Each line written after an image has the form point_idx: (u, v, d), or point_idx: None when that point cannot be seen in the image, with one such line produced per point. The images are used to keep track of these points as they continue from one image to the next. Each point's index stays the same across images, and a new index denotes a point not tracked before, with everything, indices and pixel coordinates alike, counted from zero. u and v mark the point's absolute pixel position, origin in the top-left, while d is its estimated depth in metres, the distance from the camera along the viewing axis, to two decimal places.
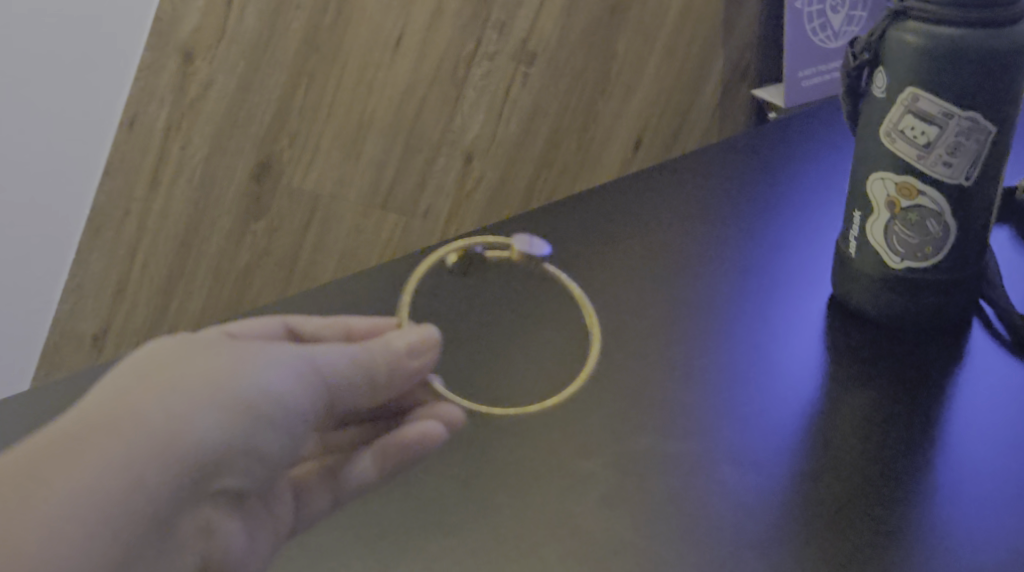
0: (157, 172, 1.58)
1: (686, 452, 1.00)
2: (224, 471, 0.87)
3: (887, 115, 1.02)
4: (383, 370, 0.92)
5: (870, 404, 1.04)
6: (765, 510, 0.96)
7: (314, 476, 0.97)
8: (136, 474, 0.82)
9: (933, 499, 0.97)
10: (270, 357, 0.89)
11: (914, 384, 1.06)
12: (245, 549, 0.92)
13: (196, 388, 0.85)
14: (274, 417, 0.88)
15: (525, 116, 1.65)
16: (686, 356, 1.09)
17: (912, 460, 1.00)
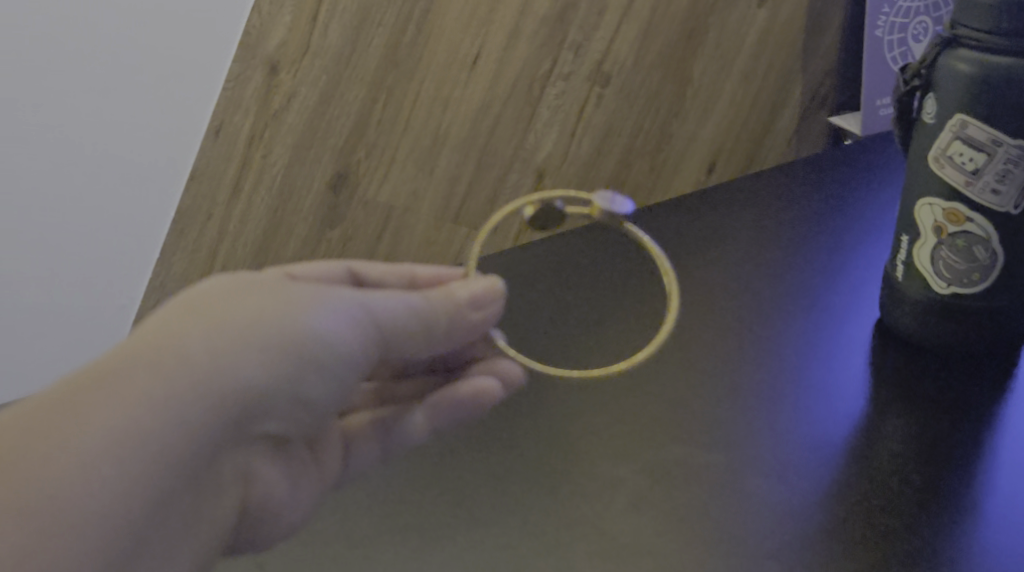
0: (239, 181, 1.42)
1: (722, 466, 1.03)
2: (268, 415, 0.92)
3: (936, 140, 1.03)
4: (444, 317, 0.98)
5: (905, 420, 1.07)
6: (793, 525, 0.99)
7: (364, 428, 1.03)
8: (178, 412, 0.85)
9: (957, 515, 0.99)
10: (321, 302, 0.93)
11: (951, 407, 1.07)
12: (287, 497, 0.97)
13: (243, 328, 0.89)
14: (323, 363, 0.93)
15: (598, 135, 1.50)
16: (732, 370, 1.12)
17: (940, 476, 1.02)
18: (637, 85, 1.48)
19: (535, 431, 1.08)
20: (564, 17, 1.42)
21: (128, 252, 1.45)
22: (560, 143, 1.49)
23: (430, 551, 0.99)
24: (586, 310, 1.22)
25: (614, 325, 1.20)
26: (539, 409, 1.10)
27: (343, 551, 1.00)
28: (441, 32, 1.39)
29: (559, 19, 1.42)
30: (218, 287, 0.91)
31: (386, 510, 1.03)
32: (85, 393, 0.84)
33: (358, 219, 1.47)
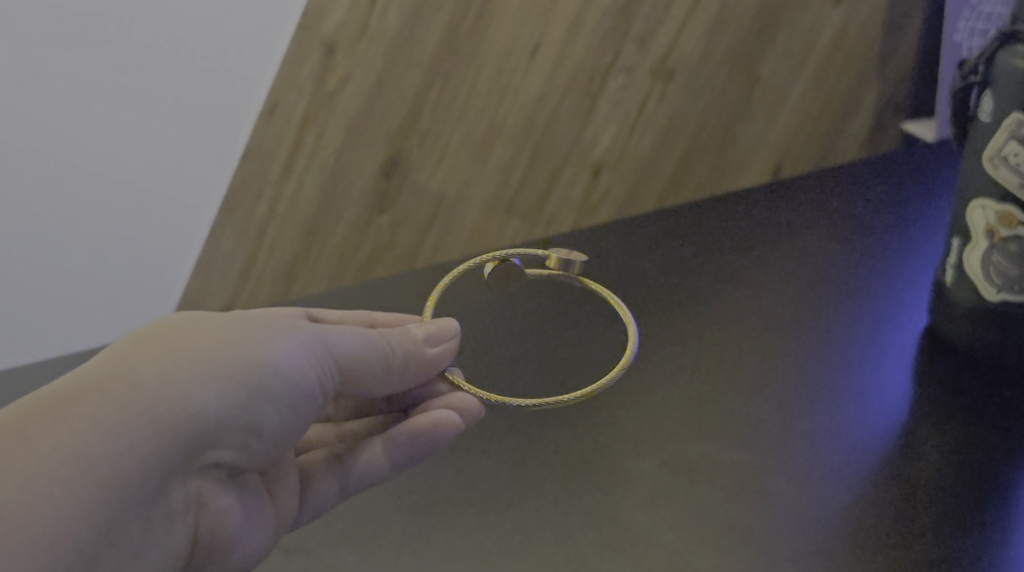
0: (293, 156, 1.36)
1: (752, 463, 1.01)
2: (218, 444, 0.90)
3: (991, 140, 0.98)
4: (400, 353, 0.97)
5: (944, 431, 1.02)
6: (819, 536, 0.96)
7: (320, 464, 1.01)
8: (128, 438, 0.85)
9: (990, 534, 0.96)
10: (279, 333, 0.93)
11: (993, 421, 1.02)
12: (241, 526, 0.95)
13: (193, 359, 0.89)
14: (276, 394, 0.92)
15: (660, 131, 1.31)
16: (774, 364, 1.08)
17: (977, 491, 0.98)
18: (701, 80, 1.29)
19: (551, 420, 1.05)
20: (629, 9, 1.25)
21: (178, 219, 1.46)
22: (620, 138, 1.32)
23: (438, 537, 0.99)
24: (562, 332, 1.14)
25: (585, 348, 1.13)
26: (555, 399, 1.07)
27: (352, 530, 1.00)
28: (503, 15, 1.25)
29: (623, 13, 1.25)
30: (171, 318, 0.91)
31: (399, 485, 1.02)
32: (32, 419, 0.84)
33: (409, 205, 1.38)
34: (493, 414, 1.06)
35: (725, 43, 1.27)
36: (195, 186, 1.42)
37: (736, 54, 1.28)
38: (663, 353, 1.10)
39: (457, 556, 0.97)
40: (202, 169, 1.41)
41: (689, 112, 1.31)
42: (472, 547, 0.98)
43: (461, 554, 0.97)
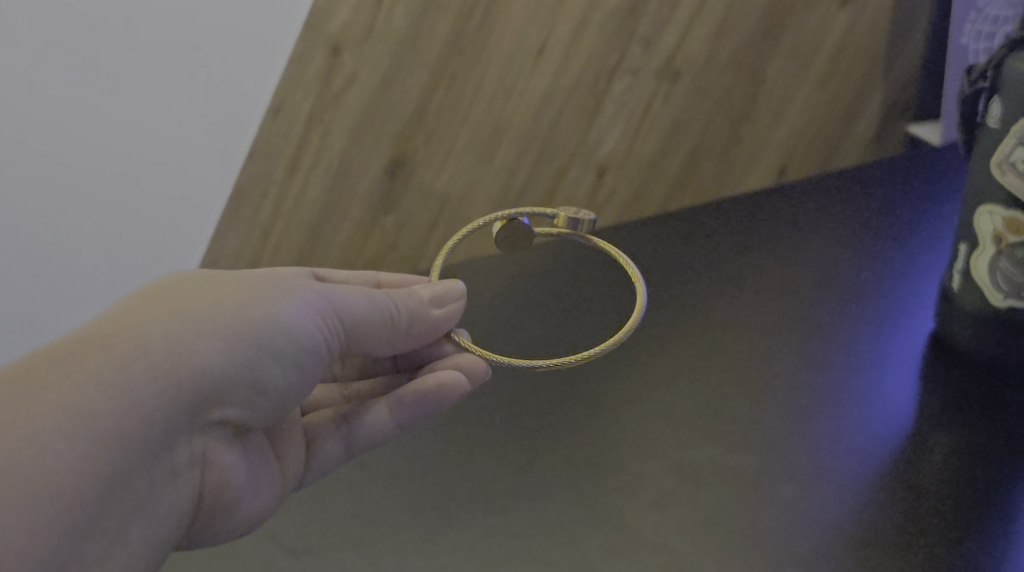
0: (297, 158, 1.34)
1: (756, 470, 1.01)
2: (223, 401, 0.91)
3: (999, 146, 0.98)
4: (404, 314, 0.97)
5: (950, 438, 1.02)
6: (823, 545, 0.96)
7: (327, 423, 1.02)
8: (132, 395, 0.85)
9: (996, 544, 0.95)
10: (285, 291, 0.93)
11: (997, 426, 1.02)
12: (244, 483, 0.96)
13: (198, 317, 0.89)
14: (282, 351, 0.92)
15: (665, 133, 1.31)
16: (779, 370, 1.08)
17: (983, 499, 0.98)
18: (709, 81, 1.29)
19: (555, 422, 1.06)
20: (635, 10, 1.25)
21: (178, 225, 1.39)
22: (625, 138, 1.31)
23: (443, 538, 0.99)
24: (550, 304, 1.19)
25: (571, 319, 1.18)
26: (558, 403, 1.07)
27: (357, 531, 1.00)
28: (510, 15, 1.25)
29: (630, 14, 1.25)
30: (175, 277, 0.92)
31: (404, 487, 1.03)
32: (37, 375, 0.84)
33: (413, 206, 1.38)
34: (499, 416, 1.07)
35: (731, 44, 1.27)
36: (200, 188, 1.37)
37: (742, 55, 1.28)
38: (668, 355, 1.10)
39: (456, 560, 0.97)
40: (209, 172, 1.36)
41: (695, 113, 1.31)
42: (471, 552, 0.98)
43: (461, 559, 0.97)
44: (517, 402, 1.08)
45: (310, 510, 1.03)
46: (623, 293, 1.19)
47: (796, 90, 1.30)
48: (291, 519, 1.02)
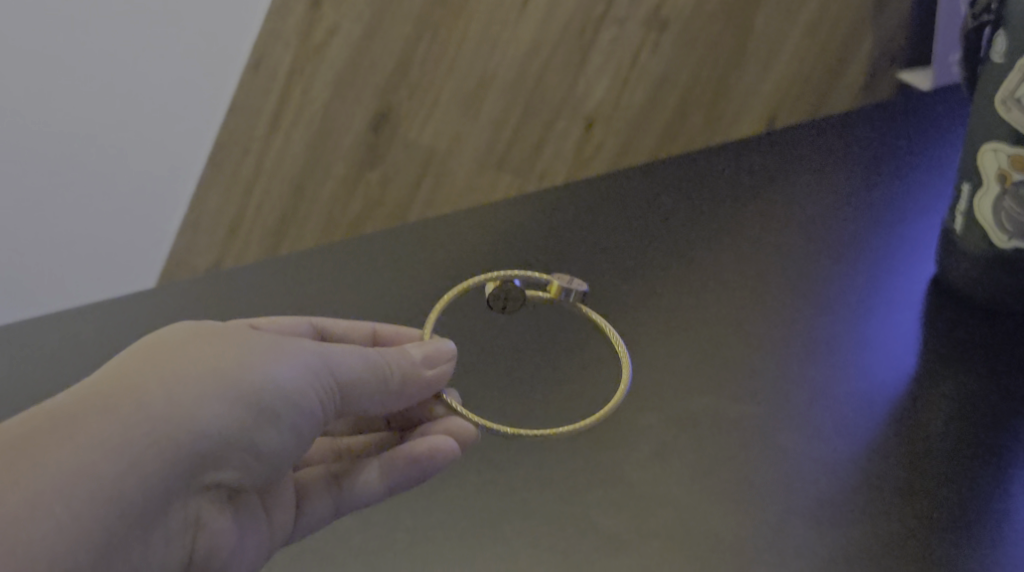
0: (279, 114, 1.34)
1: (756, 418, 0.98)
2: (220, 464, 0.85)
3: (1004, 81, 0.95)
4: (397, 375, 0.91)
5: (953, 390, 0.99)
6: (831, 500, 0.93)
7: (316, 482, 0.95)
8: (131, 456, 0.80)
9: (997, 507, 0.93)
10: (281, 350, 0.88)
11: (999, 373, 1.00)
12: (234, 550, 0.89)
13: (198, 375, 0.84)
14: (278, 414, 0.87)
15: (653, 84, 1.26)
16: (778, 317, 1.05)
17: (984, 461, 0.95)
18: (697, 31, 1.23)
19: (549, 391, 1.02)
20: None
21: (152, 199, 1.48)
22: (613, 90, 1.27)
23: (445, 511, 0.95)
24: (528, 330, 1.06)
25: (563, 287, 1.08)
26: (548, 383, 1.02)
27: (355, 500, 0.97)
28: None
29: None
30: (173, 332, 0.86)
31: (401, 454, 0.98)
32: (37, 436, 0.79)
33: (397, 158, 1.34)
34: (489, 381, 1.03)
35: None
36: (176, 167, 1.45)
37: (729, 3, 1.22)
38: (673, 306, 1.06)
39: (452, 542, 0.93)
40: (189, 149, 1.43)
41: (684, 64, 1.25)
42: (467, 532, 0.94)
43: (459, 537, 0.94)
44: (506, 369, 1.03)
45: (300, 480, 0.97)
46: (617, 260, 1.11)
47: (787, 36, 1.23)
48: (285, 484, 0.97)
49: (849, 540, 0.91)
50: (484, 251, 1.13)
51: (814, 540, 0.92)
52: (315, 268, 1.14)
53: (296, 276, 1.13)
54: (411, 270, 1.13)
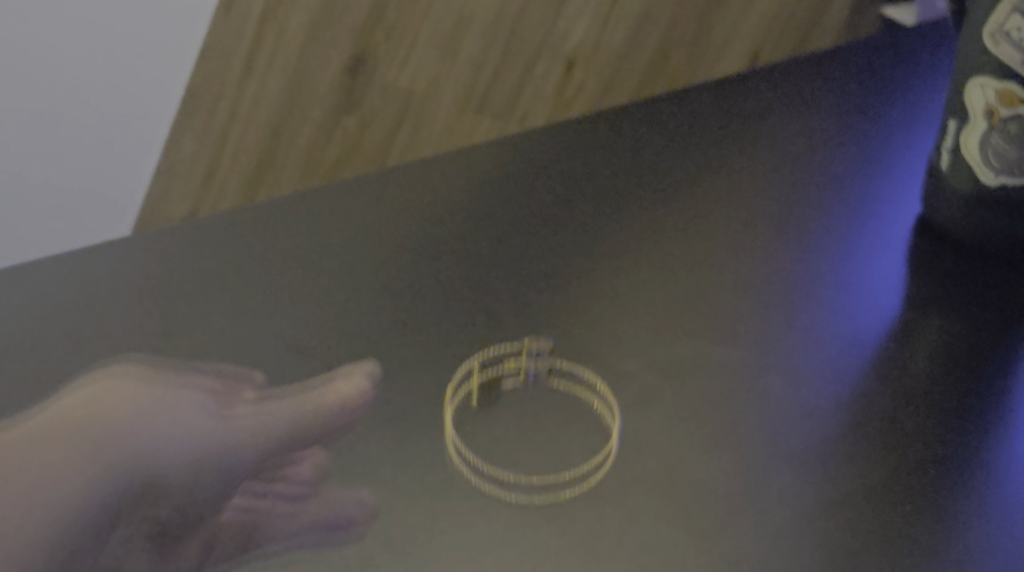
0: (252, 52, 1.30)
1: (739, 361, 0.94)
2: (156, 498, 0.76)
3: (992, 14, 0.92)
4: (315, 404, 0.82)
5: (938, 338, 0.96)
6: (818, 442, 0.89)
7: (245, 507, 0.82)
8: (71, 485, 0.73)
9: (982, 463, 0.89)
10: (185, 400, 0.78)
11: (989, 321, 0.98)
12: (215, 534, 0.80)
13: (121, 419, 0.75)
14: (207, 467, 0.77)
15: (634, 23, 1.24)
16: (763, 261, 1.02)
17: (970, 415, 0.92)
18: None
19: (533, 327, 0.96)
20: None
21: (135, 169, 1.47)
22: (594, 29, 1.25)
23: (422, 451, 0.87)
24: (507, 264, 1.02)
25: (556, 228, 1.04)
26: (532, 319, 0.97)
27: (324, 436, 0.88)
28: None
29: None
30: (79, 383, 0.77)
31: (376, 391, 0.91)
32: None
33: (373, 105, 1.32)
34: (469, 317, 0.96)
35: None
36: (135, 143, 1.40)
37: None
38: (656, 249, 1.03)
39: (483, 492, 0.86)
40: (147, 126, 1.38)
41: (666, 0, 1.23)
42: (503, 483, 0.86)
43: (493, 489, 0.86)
44: (486, 305, 0.97)
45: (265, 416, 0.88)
46: (596, 202, 1.07)
47: None
48: None
49: (837, 487, 0.87)
50: (461, 187, 1.07)
51: (802, 483, 0.87)
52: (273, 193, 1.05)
53: None
54: (382, 204, 1.05)
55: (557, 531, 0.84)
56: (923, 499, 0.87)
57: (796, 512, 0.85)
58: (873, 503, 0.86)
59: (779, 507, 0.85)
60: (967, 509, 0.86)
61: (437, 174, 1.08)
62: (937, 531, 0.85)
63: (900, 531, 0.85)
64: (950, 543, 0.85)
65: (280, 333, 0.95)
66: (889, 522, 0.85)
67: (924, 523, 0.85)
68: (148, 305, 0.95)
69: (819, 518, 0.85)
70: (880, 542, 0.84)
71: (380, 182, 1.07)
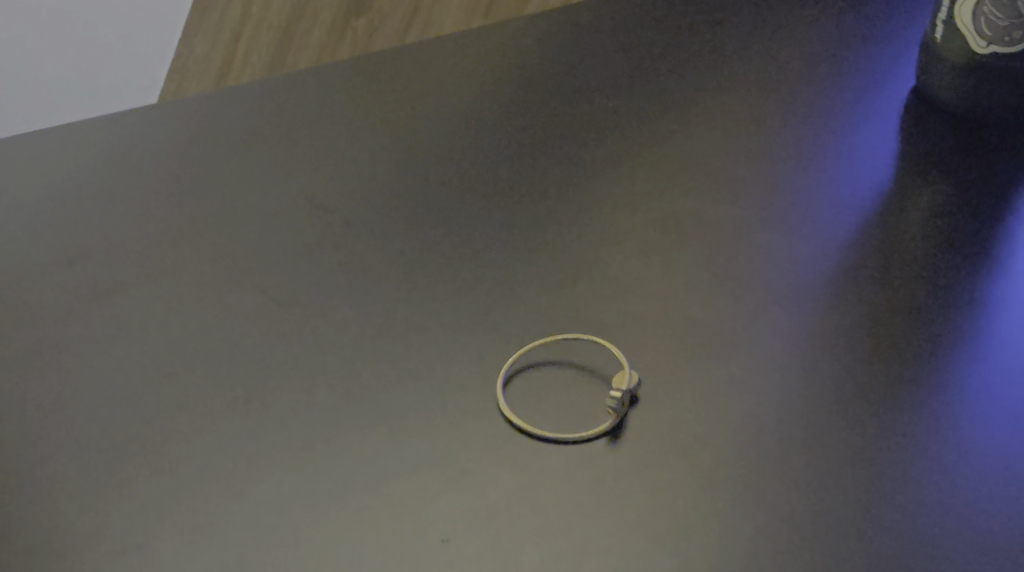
0: None
1: (737, 219, 0.94)
2: None
3: None
4: None
5: (936, 202, 0.94)
6: (808, 291, 0.87)
7: None
8: None
9: (985, 309, 0.85)
10: None
11: (985, 188, 0.95)
12: None
13: None
14: None
15: None
16: (757, 140, 1.01)
17: (968, 268, 0.88)
18: None
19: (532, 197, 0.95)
20: None
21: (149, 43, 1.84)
22: None
23: (436, 290, 0.87)
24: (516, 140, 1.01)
25: (558, 110, 1.04)
26: (537, 186, 0.96)
27: (342, 278, 0.89)
28: None
29: None
30: None
31: (388, 246, 0.91)
32: None
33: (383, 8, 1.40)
34: (470, 188, 0.96)
35: None
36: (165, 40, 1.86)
37: None
38: (651, 128, 1.02)
39: (551, 409, 0.78)
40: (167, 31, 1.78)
41: None
42: (571, 397, 0.79)
43: (563, 399, 0.78)
44: (486, 179, 0.97)
45: (286, 264, 0.91)
46: (600, 86, 1.06)
47: None
48: (272, 263, 0.91)
49: (831, 323, 0.84)
50: (466, 77, 1.08)
51: (793, 325, 0.84)
52: (292, 90, 1.08)
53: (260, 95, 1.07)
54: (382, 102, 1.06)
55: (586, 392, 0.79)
56: (914, 336, 0.83)
57: (789, 347, 0.82)
58: (862, 340, 0.83)
59: (771, 343, 0.83)
60: (961, 344, 0.82)
61: (440, 70, 1.09)
62: (930, 362, 0.81)
63: (891, 362, 0.81)
64: (942, 378, 0.79)
65: (299, 193, 0.97)
66: (879, 356, 0.82)
67: (915, 355, 0.81)
68: (181, 175, 1.00)
69: (809, 354, 0.82)
70: (871, 372, 0.80)
71: (395, 80, 1.08)
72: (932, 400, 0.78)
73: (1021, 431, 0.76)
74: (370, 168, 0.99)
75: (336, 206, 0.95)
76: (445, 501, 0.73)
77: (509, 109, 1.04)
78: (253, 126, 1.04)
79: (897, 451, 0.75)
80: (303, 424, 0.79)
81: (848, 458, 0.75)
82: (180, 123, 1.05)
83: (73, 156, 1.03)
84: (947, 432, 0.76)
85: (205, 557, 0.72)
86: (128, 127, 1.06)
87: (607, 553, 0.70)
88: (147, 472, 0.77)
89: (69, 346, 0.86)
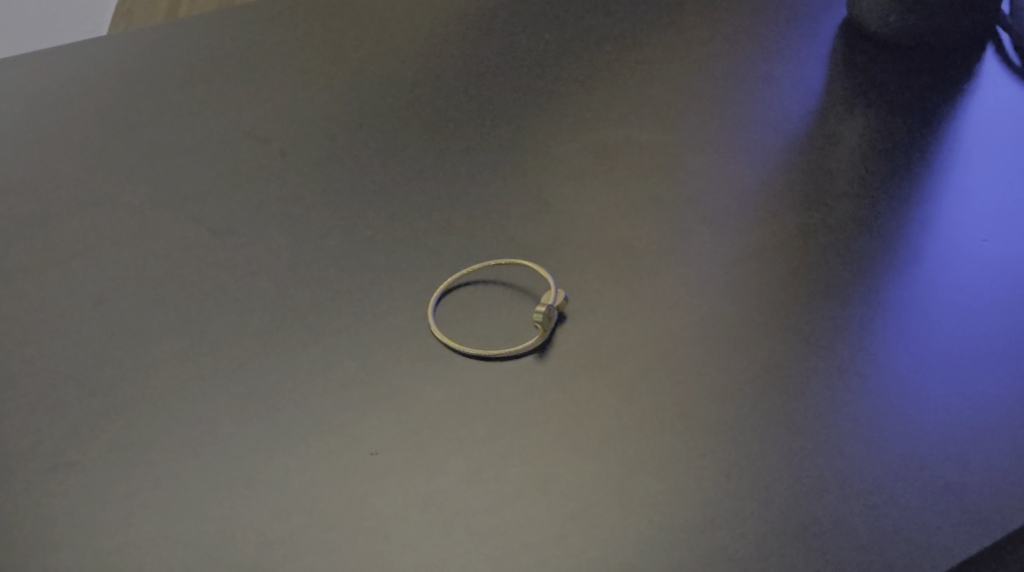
0: None
1: (667, 146, 0.90)
2: None
3: None
4: None
5: (869, 123, 0.90)
6: (735, 219, 0.84)
7: None
8: None
9: (913, 237, 0.81)
10: None
11: (919, 98, 0.91)
12: None
13: None
14: None
15: None
16: (689, 58, 0.97)
17: (897, 193, 0.84)
18: None
19: (456, 133, 0.93)
20: None
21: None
22: None
23: (366, 218, 0.87)
24: (449, 80, 0.98)
25: (487, 42, 1.01)
26: (467, 121, 0.94)
27: (277, 207, 0.89)
28: None
29: None
30: None
31: (321, 176, 0.91)
32: None
33: None
34: (394, 129, 0.94)
35: None
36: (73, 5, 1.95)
37: None
38: (580, 56, 0.99)
39: (480, 327, 0.78)
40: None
41: None
42: (500, 315, 0.79)
43: (490, 320, 0.79)
44: (412, 116, 0.95)
45: (221, 192, 0.91)
46: (534, 18, 1.03)
47: None
48: (206, 191, 0.91)
49: (757, 254, 0.81)
50: (400, 15, 1.06)
51: (716, 246, 0.82)
52: (229, 31, 1.06)
53: (197, 36, 1.07)
54: (316, 46, 1.04)
55: (515, 310, 0.79)
56: (837, 253, 0.80)
57: (712, 268, 0.81)
58: (786, 259, 0.80)
59: (693, 265, 0.81)
60: (885, 260, 0.80)
61: (378, 12, 1.07)
62: (852, 281, 0.79)
63: (812, 281, 0.79)
64: (866, 312, 0.77)
65: (236, 125, 0.97)
66: (800, 276, 0.79)
67: (836, 274, 0.79)
68: (116, 117, 0.99)
69: (730, 276, 0.80)
70: (791, 292, 0.78)
71: (332, 20, 1.07)
72: (850, 322, 0.76)
73: (945, 366, 0.73)
74: (301, 106, 0.98)
75: (269, 144, 0.94)
76: (375, 418, 0.75)
77: (440, 49, 1.01)
78: (190, 69, 1.03)
79: (812, 374, 0.74)
80: (236, 345, 0.80)
81: (764, 379, 0.74)
82: (117, 70, 1.04)
83: (13, 99, 1.04)
84: (870, 371, 0.73)
85: (137, 473, 0.74)
86: (66, 68, 1.06)
87: (529, 461, 0.71)
88: (80, 393, 0.79)
89: (6, 273, 0.88)
